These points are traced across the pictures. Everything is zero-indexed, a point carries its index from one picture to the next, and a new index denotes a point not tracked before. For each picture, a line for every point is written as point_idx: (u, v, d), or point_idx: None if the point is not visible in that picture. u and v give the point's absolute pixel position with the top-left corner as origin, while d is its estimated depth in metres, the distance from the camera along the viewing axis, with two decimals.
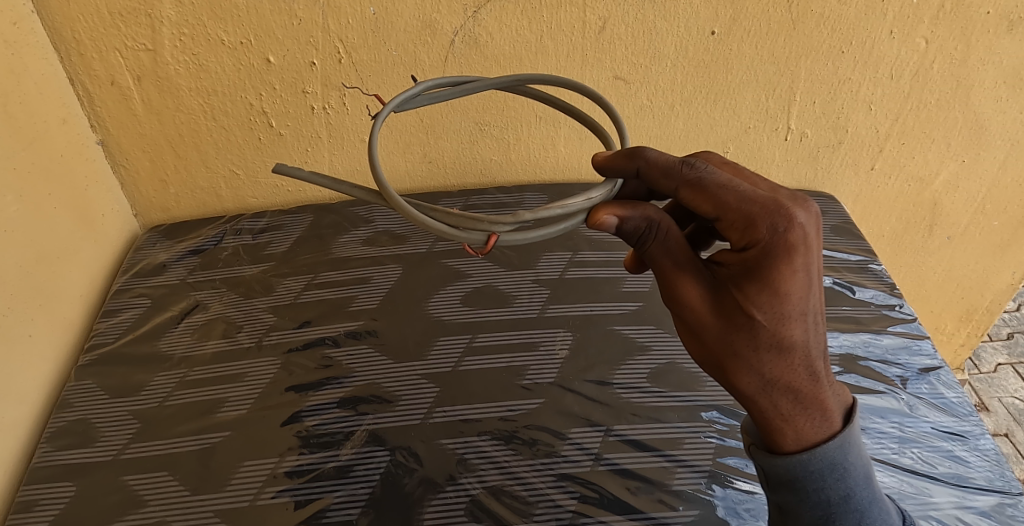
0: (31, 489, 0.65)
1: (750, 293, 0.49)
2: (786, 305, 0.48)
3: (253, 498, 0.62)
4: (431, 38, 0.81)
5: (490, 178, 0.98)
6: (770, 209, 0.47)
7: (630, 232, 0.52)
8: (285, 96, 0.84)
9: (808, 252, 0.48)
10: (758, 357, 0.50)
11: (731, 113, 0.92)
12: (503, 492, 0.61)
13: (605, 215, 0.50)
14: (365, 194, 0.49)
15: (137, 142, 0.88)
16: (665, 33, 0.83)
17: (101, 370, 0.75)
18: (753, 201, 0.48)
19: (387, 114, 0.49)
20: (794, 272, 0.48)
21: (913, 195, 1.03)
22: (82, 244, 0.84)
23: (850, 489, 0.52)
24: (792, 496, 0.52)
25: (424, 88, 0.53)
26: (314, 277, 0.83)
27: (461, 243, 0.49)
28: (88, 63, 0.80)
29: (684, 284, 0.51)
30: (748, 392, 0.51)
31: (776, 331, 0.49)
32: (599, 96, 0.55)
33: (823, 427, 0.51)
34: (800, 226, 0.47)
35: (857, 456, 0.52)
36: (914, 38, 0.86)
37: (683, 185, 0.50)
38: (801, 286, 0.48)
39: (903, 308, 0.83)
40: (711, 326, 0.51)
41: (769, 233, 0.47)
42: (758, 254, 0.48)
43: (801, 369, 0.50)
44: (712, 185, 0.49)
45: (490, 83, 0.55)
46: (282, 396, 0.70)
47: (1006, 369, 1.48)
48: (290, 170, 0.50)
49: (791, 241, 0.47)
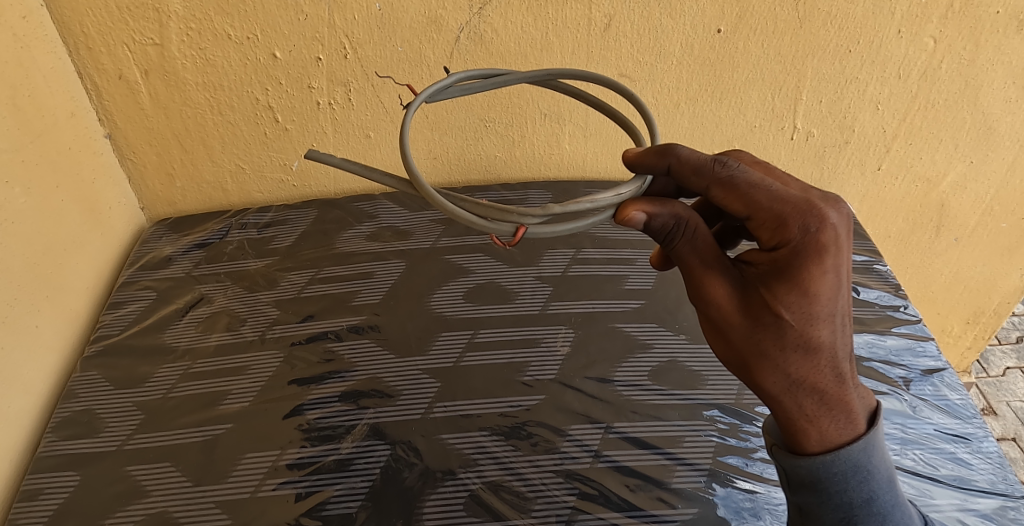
0: (35, 478, 0.66)
1: (779, 292, 0.48)
2: (814, 305, 0.48)
3: (254, 490, 0.62)
4: (436, 34, 0.81)
5: (495, 175, 0.98)
6: (802, 209, 0.47)
7: (658, 229, 0.51)
8: (292, 92, 0.84)
9: (839, 253, 0.48)
10: (785, 357, 0.50)
11: (736, 111, 0.91)
12: (502, 487, 0.62)
13: (633, 211, 0.50)
14: (395, 183, 0.50)
15: (145, 136, 0.89)
16: (670, 30, 0.82)
17: (106, 362, 0.76)
18: (784, 201, 0.48)
19: (419, 104, 0.50)
20: (824, 273, 0.47)
21: (920, 195, 1.03)
22: (88, 237, 0.85)
23: (873, 491, 0.51)
24: (813, 497, 0.52)
25: (456, 79, 0.54)
26: (318, 272, 0.84)
27: (489, 234, 0.49)
28: (96, 56, 0.81)
29: (711, 282, 0.51)
30: (773, 392, 0.51)
31: (804, 331, 0.49)
32: (628, 92, 0.55)
33: (848, 430, 0.51)
34: (832, 226, 0.47)
35: (879, 459, 0.52)
36: (922, 37, 0.85)
37: (714, 183, 0.49)
38: (830, 287, 0.48)
39: (908, 309, 0.83)
40: (737, 325, 0.50)
41: (801, 233, 0.47)
42: (788, 254, 0.48)
43: (827, 370, 0.50)
44: (744, 184, 0.49)
45: (522, 77, 0.55)
46: (284, 389, 0.70)
47: (1014, 373, 1.47)
48: (322, 157, 0.51)
49: (822, 242, 0.47)
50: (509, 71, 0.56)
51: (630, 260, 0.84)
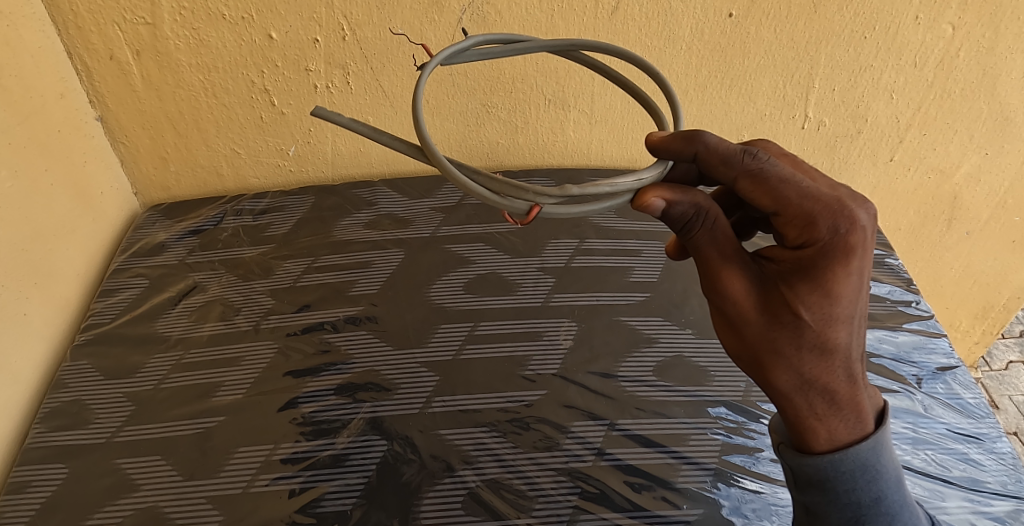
0: (23, 470, 0.64)
1: (800, 291, 0.46)
2: (835, 306, 0.46)
3: (247, 485, 0.61)
4: (438, 15, 0.78)
5: (497, 162, 0.95)
6: (833, 209, 0.45)
7: (677, 218, 0.49)
8: (288, 74, 0.82)
9: (866, 255, 0.45)
10: (799, 355, 0.48)
11: (747, 99, 0.89)
12: (502, 485, 0.60)
13: (653, 197, 0.48)
14: (407, 149, 0.45)
15: (137, 119, 0.86)
16: (680, 14, 0.80)
17: (97, 351, 0.74)
18: (815, 199, 0.45)
19: (435, 68, 0.47)
20: (848, 274, 0.45)
21: (933, 187, 1.00)
22: (79, 222, 0.82)
23: (882, 491, 0.49)
24: (820, 496, 0.50)
25: (474, 43, 0.50)
26: (315, 260, 0.81)
27: (502, 210, 0.46)
28: (86, 36, 0.78)
29: (730, 277, 0.48)
30: (783, 390, 0.49)
31: (822, 332, 0.47)
32: (653, 69, 0.52)
33: (857, 430, 0.49)
34: (862, 228, 0.45)
35: (888, 459, 0.50)
36: (940, 24, 0.82)
37: (743, 176, 0.47)
38: (853, 289, 0.46)
39: (920, 305, 0.80)
40: (753, 321, 0.48)
41: (830, 233, 0.45)
42: (815, 253, 0.45)
43: (840, 370, 0.48)
44: (774, 178, 0.46)
45: (542, 44, 0.52)
46: (279, 381, 0.68)
47: (1017, 367, 1.45)
48: (330, 114, 0.44)
49: (850, 243, 0.45)
50: (530, 38, 0.53)
51: (636, 251, 0.82)
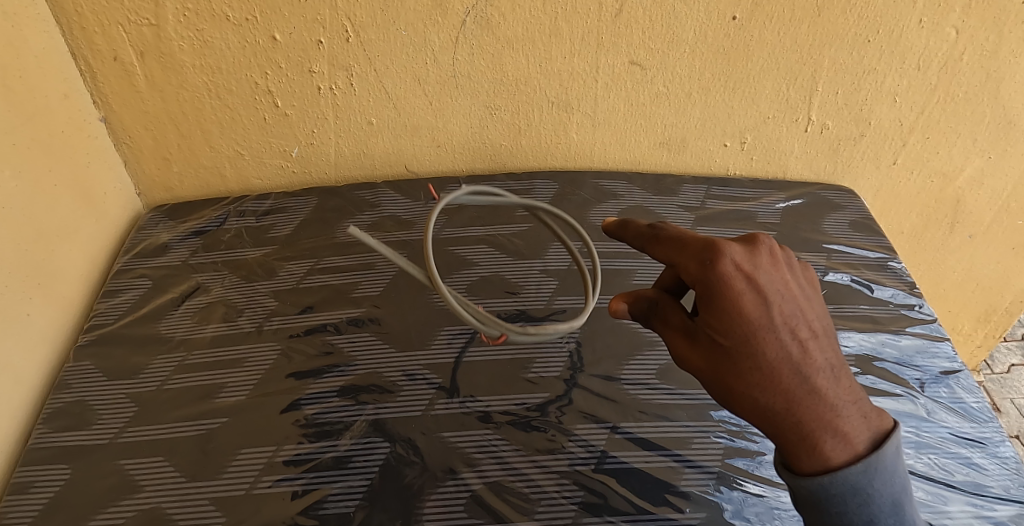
0: (26, 470, 0.64)
1: (711, 323, 0.48)
2: (745, 328, 0.47)
3: (250, 487, 0.61)
4: (442, 18, 0.78)
5: (500, 163, 0.95)
6: (697, 247, 0.50)
7: (640, 316, 0.54)
8: (292, 76, 0.82)
9: (746, 279, 0.48)
10: (753, 384, 0.47)
11: (750, 102, 0.88)
12: (505, 488, 0.60)
13: (617, 303, 0.54)
14: None
15: (141, 120, 0.86)
16: (684, 17, 0.80)
17: (100, 352, 0.74)
18: (687, 243, 0.51)
19: None
20: (738, 296, 0.48)
21: (936, 190, 1.00)
22: (82, 222, 0.82)
23: (876, 514, 0.47)
24: (813, 519, 0.48)
25: None
26: (318, 262, 0.81)
27: None
28: (90, 37, 0.78)
29: (672, 339, 0.51)
30: (761, 424, 0.48)
31: (750, 352, 0.47)
32: None
33: (842, 447, 0.46)
34: (727, 256, 0.49)
35: (885, 482, 0.47)
36: (944, 27, 0.82)
37: (647, 244, 0.54)
38: (751, 307, 0.47)
39: (923, 308, 0.80)
40: (703, 368, 0.49)
41: (698, 268, 0.49)
42: (699, 290, 0.49)
43: (798, 388, 0.47)
44: (664, 239, 0.53)
45: None
46: (282, 383, 0.68)
47: (1019, 370, 1.45)
48: None
49: (721, 273, 0.48)
50: None
51: (639, 254, 0.82)
